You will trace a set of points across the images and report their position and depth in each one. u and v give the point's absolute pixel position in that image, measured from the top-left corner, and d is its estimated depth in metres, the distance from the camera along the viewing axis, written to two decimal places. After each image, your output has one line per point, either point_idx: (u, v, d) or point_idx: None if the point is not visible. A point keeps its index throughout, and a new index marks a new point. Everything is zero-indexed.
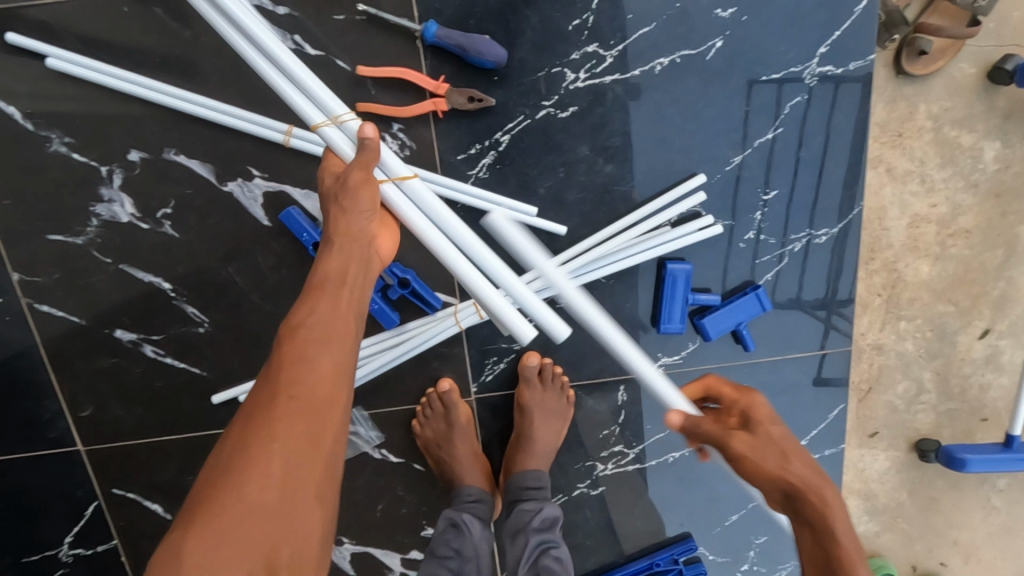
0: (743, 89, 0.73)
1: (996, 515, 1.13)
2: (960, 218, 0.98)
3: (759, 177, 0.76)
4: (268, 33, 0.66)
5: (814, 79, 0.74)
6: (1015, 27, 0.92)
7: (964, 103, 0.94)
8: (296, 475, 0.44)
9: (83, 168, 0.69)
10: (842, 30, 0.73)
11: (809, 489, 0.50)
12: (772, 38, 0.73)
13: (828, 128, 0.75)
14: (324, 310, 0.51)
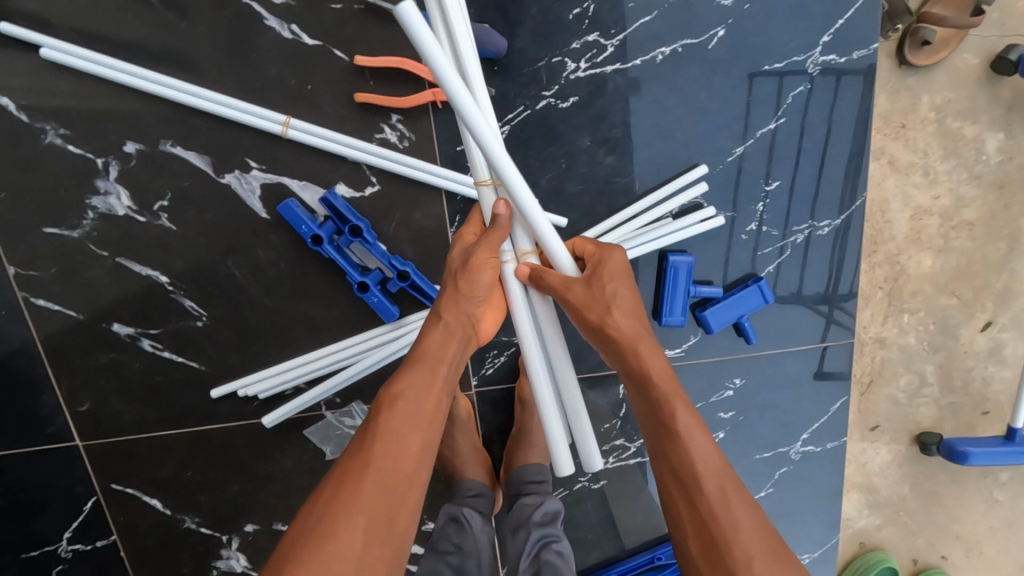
0: (746, 79, 0.73)
1: (998, 508, 1.13)
2: (963, 210, 0.98)
3: (762, 168, 0.75)
4: (265, 22, 0.65)
5: (816, 68, 0.73)
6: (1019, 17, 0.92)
7: (967, 93, 0.93)
8: (370, 550, 0.45)
9: (79, 160, 0.68)
10: (845, 19, 0.72)
11: (633, 340, 0.57)
12: (775, 26, 0.72)
13: (831, 119, 0.75)
14: (425, 387, 0.54)
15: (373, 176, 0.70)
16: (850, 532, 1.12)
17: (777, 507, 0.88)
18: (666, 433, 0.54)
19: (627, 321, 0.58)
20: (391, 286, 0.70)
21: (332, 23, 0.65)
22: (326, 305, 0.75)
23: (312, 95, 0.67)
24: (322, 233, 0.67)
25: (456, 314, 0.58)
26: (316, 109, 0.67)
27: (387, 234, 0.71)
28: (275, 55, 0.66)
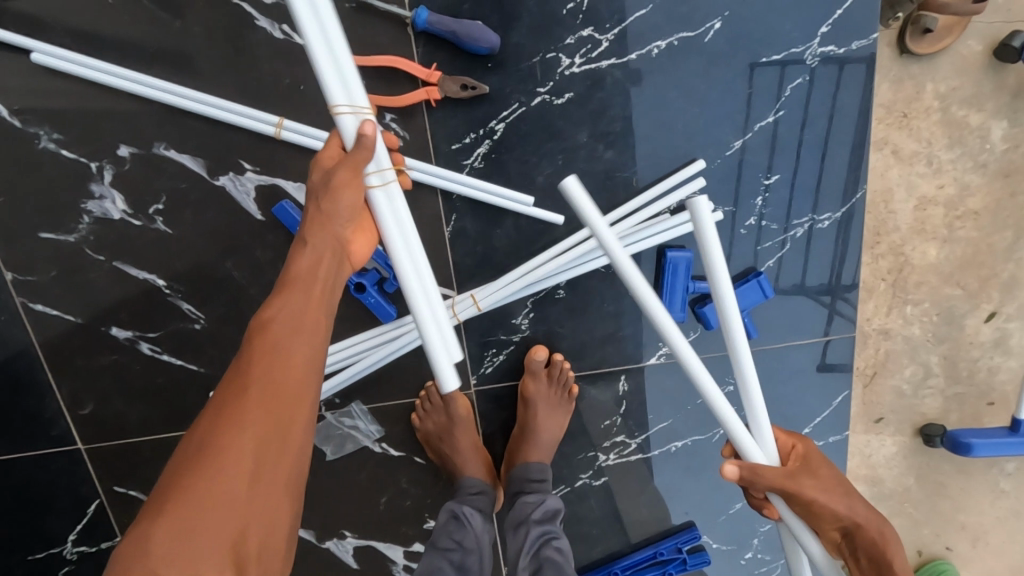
0: (744, 73, 0.72)
1: (1005, 499, 1.12)
2: (967, 199, 0.97)
3: (761, 162, 0.74)
4: (256, 23, 0.65)
5: (816, 59, 0.72)
6: None
7: (972, 80, 0.92)
8: (267, 467, 0.45)
9: (73, 164, 0.68)
10: (844, 9, 0.71)
11: (867, 526, 0.56)
12: (773, 17, 0.71)
13: (833, 110, 0.73)
14: (298, 313, 0.50)
15: None
16: None
17: None
18: None
19: (855, 506, 0.59)
20: (388, 286, 0.70)
21: None
22: None
23: (305, 95, 0.66)
24: None
25: (327, 239, 0.53)
26: (309, 109, 0.66)
27: None
28: (267, 55, 0.65)
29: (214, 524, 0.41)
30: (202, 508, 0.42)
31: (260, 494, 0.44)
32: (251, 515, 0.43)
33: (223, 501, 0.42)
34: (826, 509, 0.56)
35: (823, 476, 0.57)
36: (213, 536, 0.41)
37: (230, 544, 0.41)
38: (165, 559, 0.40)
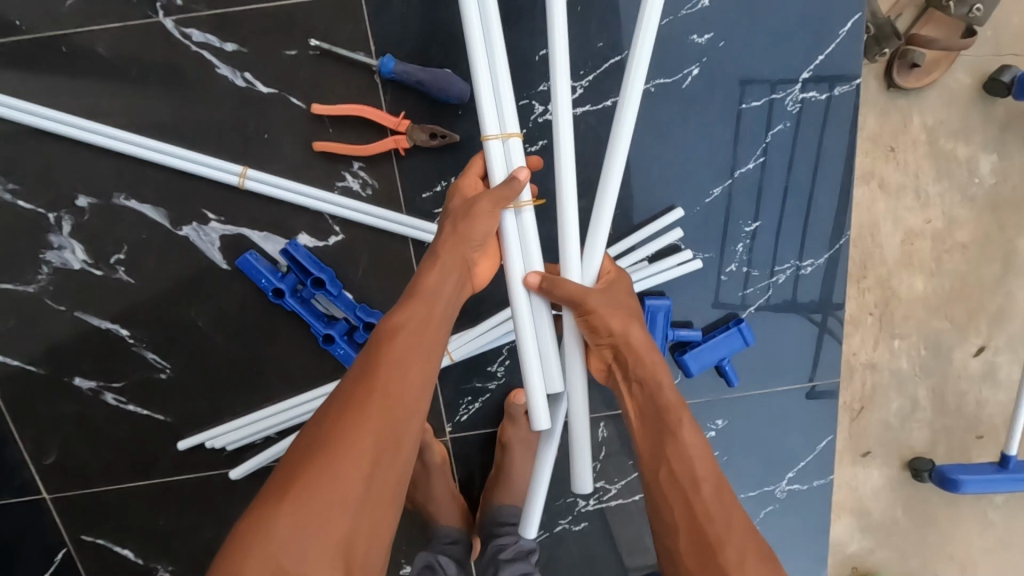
0: (724, 119, 0.70)
1: (993, 530, 1.11)
2: (955, 232, 0.95)
3: (742, 208, 0.73)
4: (217, 71, 0.62)
5: (797, 105, 0.70)
6: (1013, 34, 0.88)
7: (959, 114, 0.90)
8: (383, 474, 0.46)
9: (31, 215, 0.65)
10: (826, 55, 0.69)
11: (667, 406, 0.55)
12: (752, 62, 0.69)
13: (813, 157, 0.72)
14: (419, 325, 0.51)
15: (336, 226, 0.67)
16: (843, 558, 1.11)
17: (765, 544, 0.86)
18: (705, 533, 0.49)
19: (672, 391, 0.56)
20: (358, 336, 0.68)
21: (288, 69, 0.62)
22: (293, 354, 0.72)
23: (269, 144, 0.64)
24: (284, 286, 0.65)
25: (455, 253, 0.55)
26: (273, 159, 0.64)
27: (354, 281, 0.69)
28: (228, 103, 0.63)
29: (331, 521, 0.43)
30: (322, 505, 0.43)
31: (371, 502, 0.45)
32: (363, 518, 0.44)
33: (342, 502, 0.43)
34: (638, 349, 0.57)
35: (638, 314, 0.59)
36: (328, 532, 0.42)
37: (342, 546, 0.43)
38: (285, 543, 0.41)
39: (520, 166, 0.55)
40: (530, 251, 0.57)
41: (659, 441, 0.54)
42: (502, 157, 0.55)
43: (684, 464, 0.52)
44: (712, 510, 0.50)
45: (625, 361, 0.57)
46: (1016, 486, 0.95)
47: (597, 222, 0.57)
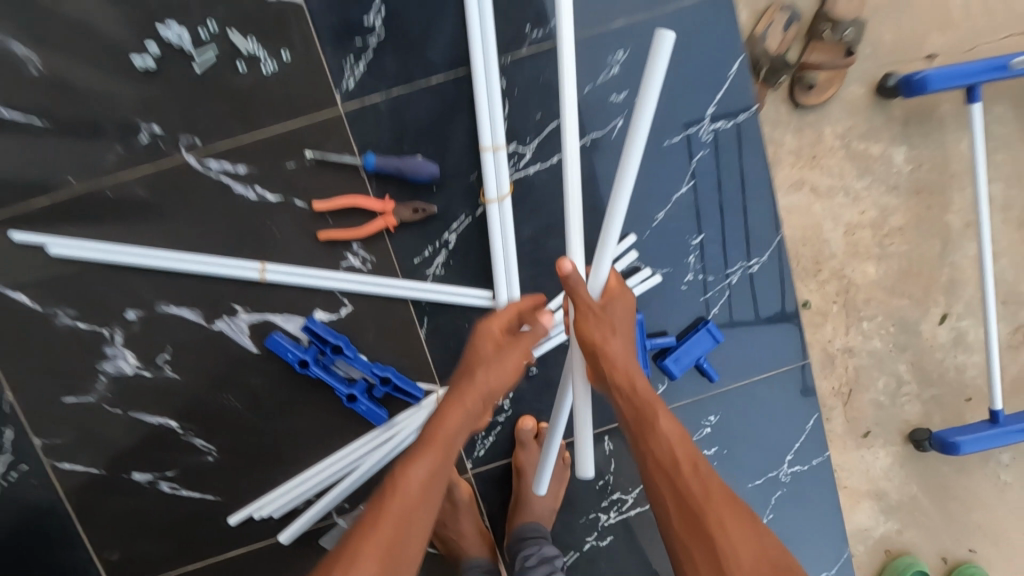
0: (654, 155, 0.83)
1: (1008, 490, 1.16)
2: (889, 218, 1.06)
3: (685, 226, 0.84)
4: (233, 189, 0.75)
5: (710, 134, 0.83)
6: (893, 46, 1.02)
7: (864, 118, 1.03)
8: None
9: (88, 333, 0.76)
10: (724, 90, 0.82)
11: (642, 400, 0.63)
12: (668, 107, 0.82)
13: (735, 176, 0.84)
14: (433, 466, 0.58)
15: (345, 298, 0.78)
16: (872, 543, 1.14)
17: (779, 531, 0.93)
18: (695, 516, 0.58)
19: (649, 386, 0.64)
20: (376, 391, 0.78)
21: (291, 178, 0.76)
22: (321, 419, 0.81)
23: (282, 241, 0.76)
24: (308, 356, 0.76)
25: (489, 369, 0.64)
26: (287, 252, 0.76)
27: (367, 344, 0.79)
28: (245, 213, 0.76)
29: None
30: None
31: None
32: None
33: None
34: (616, 354, 0.63)
35: (622, 330, 0.66)
36: None
37: None
38: None
39: (494, 199, 0.73)
40: (506, 229, 0.75)
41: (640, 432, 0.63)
42: (491, 165, 0.73)
43: (678, 471, 0.60)
44: (712, 513, 0.57)
45: (604, 373, 0.64)
46: (1012, 438, 1.02)
47: (602, 256, 0.62)
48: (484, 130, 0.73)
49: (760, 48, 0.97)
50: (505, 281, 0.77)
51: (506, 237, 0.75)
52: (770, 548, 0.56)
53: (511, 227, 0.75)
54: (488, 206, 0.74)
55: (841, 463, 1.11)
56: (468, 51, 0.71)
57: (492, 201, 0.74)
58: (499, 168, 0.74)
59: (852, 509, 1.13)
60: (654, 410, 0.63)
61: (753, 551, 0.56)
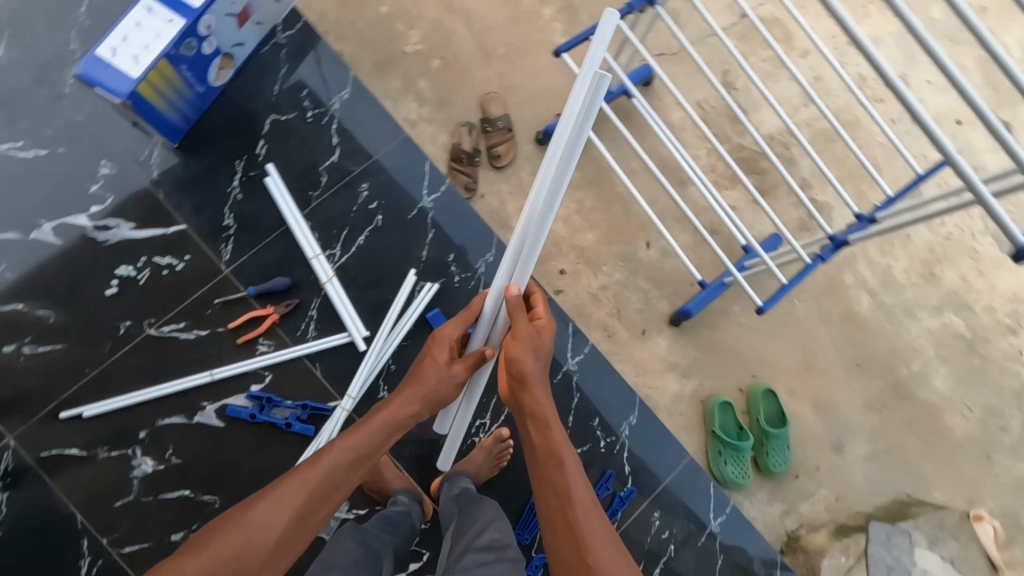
0: (406, 224, 1.41)
1: (751, 328, 1.72)
2: (585, 204, 1.71)
3: (441, 252, 1.41)
4: (180, 337, 1.28)
5: (430, 201, 1.43)
6: (537, 114, 1.73)
7: (541, 158, 1.71)
8: (323, 504, 0.91)
9: (120, 456, 1.23)
10: (427, 176, 1.44)
11: (551, 439, 1.02)
12: (402, 196, 1.42)
13: (453, 217, 1.43)
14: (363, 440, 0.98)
15: (265, 371, 1.30)
16: (689, 398, 1.65)
17: None
18: (570, 516, 0.94)
19: (559, 435, 1.03)
20: (302, 416, 1.28)
21: (211, 317, 1.30)
22: (277, 450, 1.28)
23: (217, 354, 1.29)
24: (255, 410, 1.26)
25: (434, 374, 1.08)
26: (222, 359, 1.29)
27: (288, 393, 1.30)
28: (191, 347, 1.28)
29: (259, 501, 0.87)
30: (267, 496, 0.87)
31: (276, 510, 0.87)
32: (308, 518, 0.89)
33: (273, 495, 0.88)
34: (536, 395, 1.06)
35: (540, 349, 1.08)
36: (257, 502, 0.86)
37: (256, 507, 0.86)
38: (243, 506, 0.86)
39: (325, 281, 1.32)
40: (340, 294, 1.33)
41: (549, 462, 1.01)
42: (318, 265, 1.33)
43: (569, 498, 0.96)
44: (583, 522, 0.93)
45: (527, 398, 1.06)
46: (714, 291, 1.59)
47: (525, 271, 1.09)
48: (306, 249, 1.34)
49: (457, 149, 1.65)
50: (351, 320, 1.32)
51: (341, 299, 1.33)
52: (613, 546, 0.91)
53: (343, 293, 1.34)
54: (325, 287, 1.33)
55: (639, 357, 1.65)
56: (281, 216, 1.33)
57: (326, 282, 1.33)
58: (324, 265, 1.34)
59: (663, 382, 1.65)
60: (559, 446, 1.02)
61: (603, 544, 0.91)
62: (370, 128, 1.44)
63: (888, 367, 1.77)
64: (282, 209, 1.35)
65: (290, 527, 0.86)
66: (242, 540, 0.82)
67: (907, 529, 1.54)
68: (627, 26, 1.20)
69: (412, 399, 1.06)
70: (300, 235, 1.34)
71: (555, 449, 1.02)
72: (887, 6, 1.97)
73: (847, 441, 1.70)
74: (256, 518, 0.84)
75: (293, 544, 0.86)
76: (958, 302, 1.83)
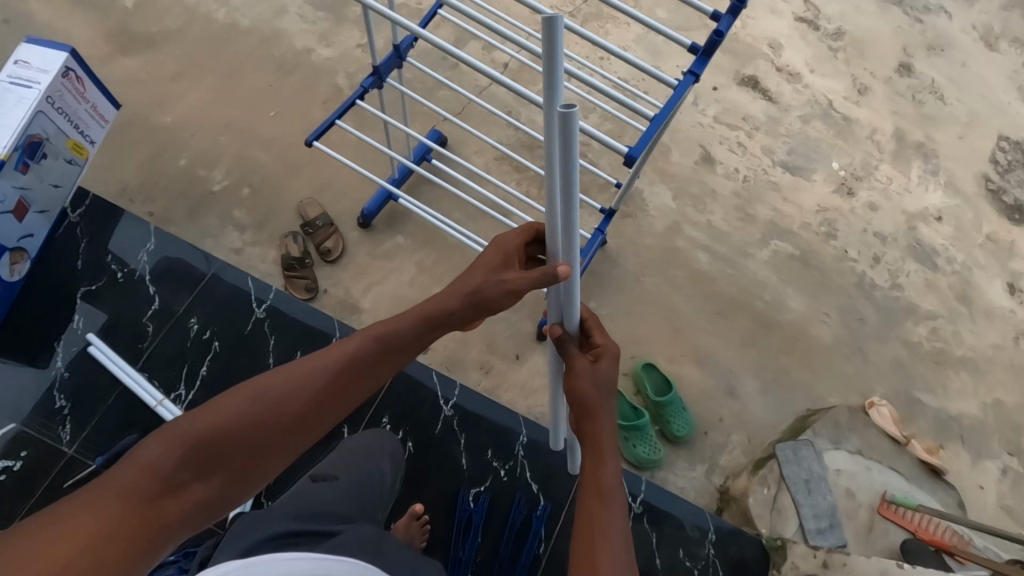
0: (244, 339, 1.44)
1: (613, 322, 1.84)
2: (424, 260, 1.79)
3: (286, 352, 1.44)
4: None
5: (263, 310, 1.48)
6: (355, 201, 1.84)
7: (370, 237, 1.81)
8: (337, 397, 0.99)
9: None
10: (253, 290, 1.49)
11: (599, 476, 0.98)
12: (233, 315, 1.46)
13: (289, 317, 1.48)
14: (395, 331, 1.03)
15: None
16: None
17: (478, 438, 1.53)
18: (591, 551, 0.90)
19: (612, 475, 0.98)
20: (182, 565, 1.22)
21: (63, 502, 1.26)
22: None
23: None
24: None
25: (483, 276, 1.01)
26: None
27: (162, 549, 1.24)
28: None
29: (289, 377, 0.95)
30: (295, 372, 0.96)
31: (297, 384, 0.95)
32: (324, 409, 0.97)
33: (298, 373, 0.96)
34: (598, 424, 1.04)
35: (597, 377, 1.06)
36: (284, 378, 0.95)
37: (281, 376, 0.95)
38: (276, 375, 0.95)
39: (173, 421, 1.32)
40: None
41: (593, 496, 0.96)
42: (164, 409, 1.34)
43: (600, 541, 0.91)
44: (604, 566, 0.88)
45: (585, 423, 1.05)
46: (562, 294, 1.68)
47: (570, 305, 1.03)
48: (149, 398, 1.35)
49: (286, 258, 1.73)
50: None
51: None
52: None
53: None
54: None
55: (522, 379, 1.69)
56: (114, 376, 1.35)
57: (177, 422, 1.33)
58: (171, 407, 1.35)
59: None
60: (606, 479, 0.97)
61: None
62: (183, 264, 1.48)
63: (746, 305, 1.90)
64: (114, 370, 1.37)
65: (303, 405, 0.95)
66: (260, 410, 0.92)
67: (807, 438, 1.60)
68: (362, 104, 1.34)
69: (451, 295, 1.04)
70: (140, 387, 1.35)
71: (600, 486, 0.97)
72: (622, 22, 2.31)
73: (738, 383, 1.80)
74: (276, 388, 0.94)
75: (303, 428, 0.95)
76: (778, 229, 2.04)
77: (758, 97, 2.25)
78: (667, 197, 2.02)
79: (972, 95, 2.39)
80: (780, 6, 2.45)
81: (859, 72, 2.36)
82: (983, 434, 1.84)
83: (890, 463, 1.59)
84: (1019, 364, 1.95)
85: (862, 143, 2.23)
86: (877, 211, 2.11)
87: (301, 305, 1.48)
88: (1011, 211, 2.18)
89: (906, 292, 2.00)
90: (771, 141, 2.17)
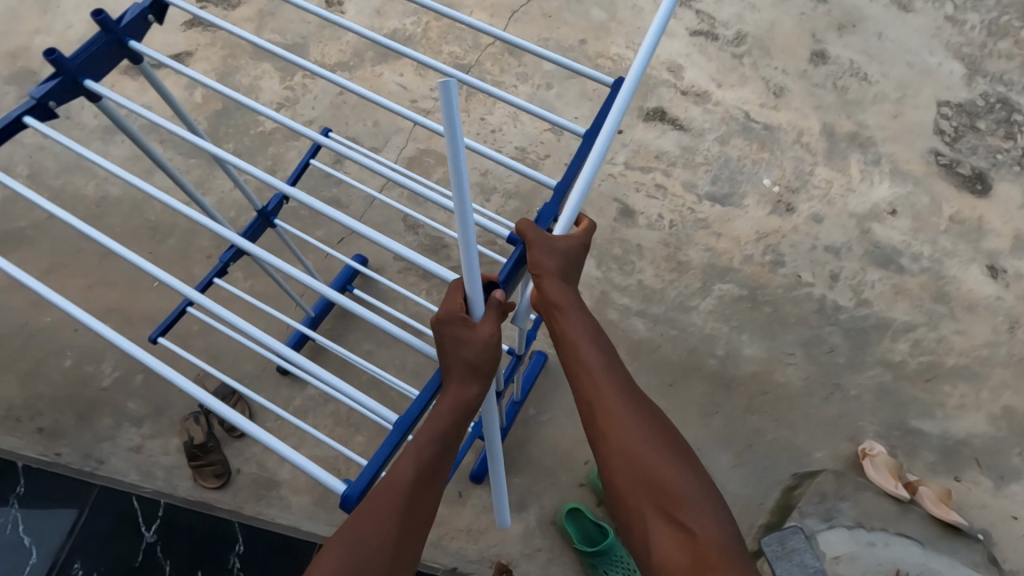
0: (137, 568, 1.46)
1: (559, 420, 1.63)
2: (341, 411, 1.65)
3: (184, 568, 1.47)
4: None
5: (151, 532, 1.50)
6: (257, 364, 1.71)
7: (277, 399, 1.66)
8: (432, 496, 0.79)
9: None
10: (138, 513, 1.52)
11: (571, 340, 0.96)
12: (122, 546, 1.49)
13: (183, 531, 1.51)
14: (453, 409, 0.80)
15: None
16: (538, 528, 1.52)
17: None
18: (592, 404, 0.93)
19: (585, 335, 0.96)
20: None
21: None
22: None
23: None
24: None
25: (476, 345, 0.78)
26: None
27: None
28: None
29: (376, 502, 0.76)
30: (381, 495, 0.76)
31: (388, 503, 0.76)
32: (418, 526, 0.77)
33: (381, 496, 0.76)
34: (583, 362, 0.95)
35: (572, 259, 0.93)
36: (374, 505, 0.75)
37: (368, 506, 0.76)
38: (367, 506, 0.76)
39: None
40: None
41: (583, 359, 0.95)
42: None
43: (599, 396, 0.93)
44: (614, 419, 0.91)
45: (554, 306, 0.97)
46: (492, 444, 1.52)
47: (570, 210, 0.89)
48: None
49: (190, 436, 1.58)
50: None
51: None
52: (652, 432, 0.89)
53: None
54: None
55: (467, 520, 1.52)
56: None
57: None
58: None
59: (505, 530, 1.51)
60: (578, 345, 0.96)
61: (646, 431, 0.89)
62: (60, 504, 1.53)
63: (699, 366, 1.71)
64: None
65: (405, 517, 0.75)
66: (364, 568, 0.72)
67: (794, 525, 1.41)
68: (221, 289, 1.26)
69: (473, 376, 0.80)
70: None
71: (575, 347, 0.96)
72: (508, 85, 2.18)
73: (708, 461, 1.59)
74: (376, 520, 0.74)
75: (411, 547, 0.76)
76: (718, 270, 1.84)
77: (668, 129, 2.08)
78: (589, 266, 1.85)
79: (898, 65, 2.20)
80: (671, 23, 2.29)
81: (771, 72, 2.19)
82: (1000, 451, 1.61)
83: (896, 528, 1.43)
84: (1020, 357, 1.73)
85: (789, 149, 2.04)
86: (823, 221, 1.92)
87: (196, 516, 1.53)
88: (971, 183, 1.98)
89: (874, 306, 1.79)
90: (691, 174, 2.00)
